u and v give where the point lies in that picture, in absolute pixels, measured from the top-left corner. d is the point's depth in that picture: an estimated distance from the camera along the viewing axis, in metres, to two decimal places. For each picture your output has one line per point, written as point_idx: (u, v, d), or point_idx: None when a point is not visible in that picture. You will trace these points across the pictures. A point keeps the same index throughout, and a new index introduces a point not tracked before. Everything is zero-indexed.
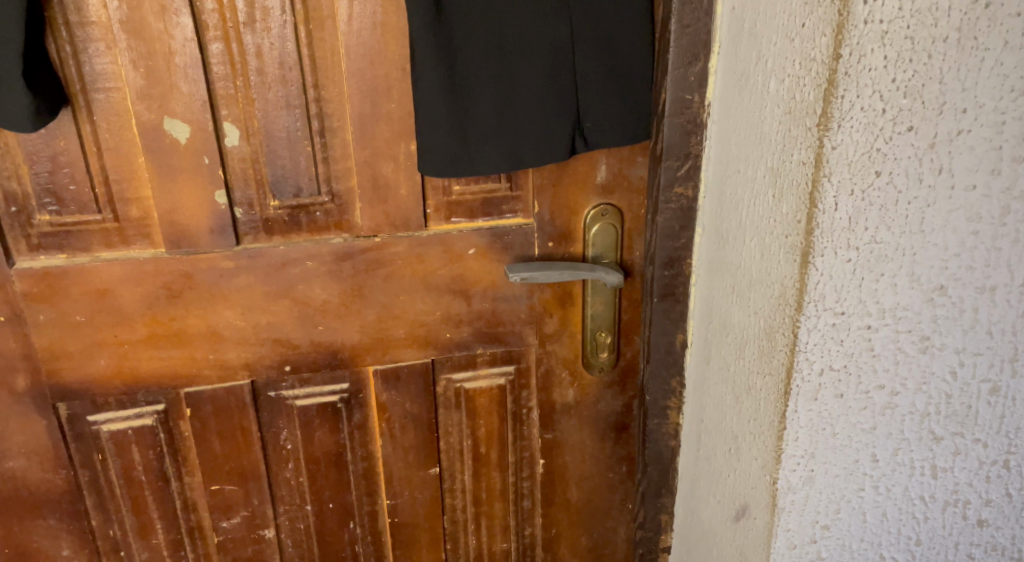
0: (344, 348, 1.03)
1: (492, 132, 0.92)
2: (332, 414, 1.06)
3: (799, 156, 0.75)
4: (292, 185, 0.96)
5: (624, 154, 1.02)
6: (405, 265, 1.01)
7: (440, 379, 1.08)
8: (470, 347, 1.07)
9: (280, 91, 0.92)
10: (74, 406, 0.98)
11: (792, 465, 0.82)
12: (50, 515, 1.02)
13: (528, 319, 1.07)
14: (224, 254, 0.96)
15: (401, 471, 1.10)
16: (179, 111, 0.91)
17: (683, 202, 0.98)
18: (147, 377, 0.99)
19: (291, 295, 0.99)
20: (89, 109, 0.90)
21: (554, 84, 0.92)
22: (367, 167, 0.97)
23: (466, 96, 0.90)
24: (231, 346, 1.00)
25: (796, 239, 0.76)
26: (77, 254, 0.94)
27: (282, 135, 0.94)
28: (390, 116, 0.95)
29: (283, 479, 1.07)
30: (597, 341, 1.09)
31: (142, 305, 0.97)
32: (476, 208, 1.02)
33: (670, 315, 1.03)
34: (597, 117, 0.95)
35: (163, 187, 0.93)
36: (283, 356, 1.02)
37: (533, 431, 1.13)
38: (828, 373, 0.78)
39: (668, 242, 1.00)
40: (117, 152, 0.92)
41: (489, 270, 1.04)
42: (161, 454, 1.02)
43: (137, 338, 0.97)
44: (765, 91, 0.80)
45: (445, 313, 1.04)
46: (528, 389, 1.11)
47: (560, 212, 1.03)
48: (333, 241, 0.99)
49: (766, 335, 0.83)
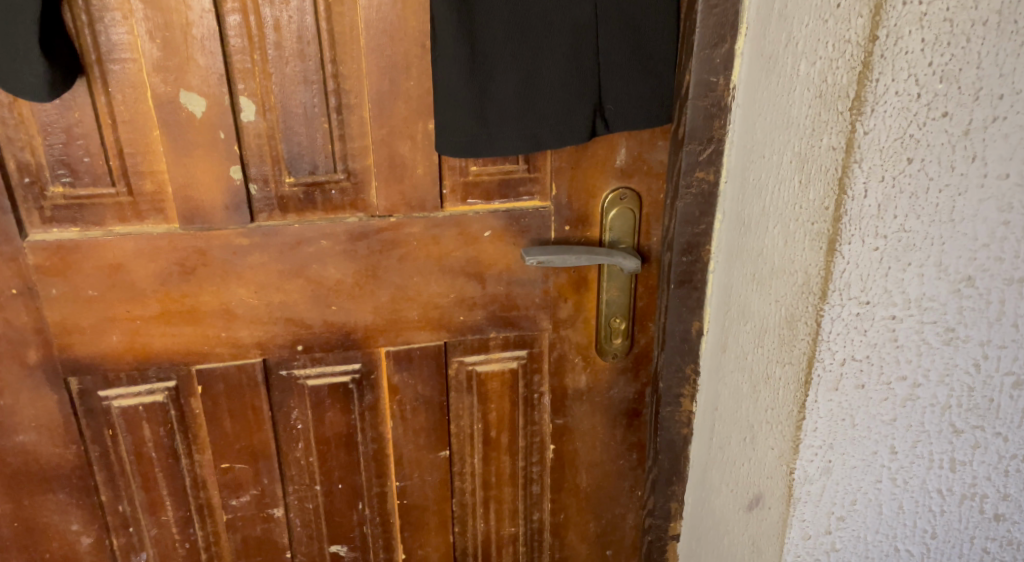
0: (357, 328, 1.02)
1: (512, 112, 0.90)
2: (344, 396, 1.05)
3: (829, 141, 0.73)
4: (308, 162, 0.95)
5: (645, 138, 1.00)
6: (420, 247, 1.00)
7: (453, 362, 1.07)
8: (484, 330, 1.06)
9: (298, 66, 0.91)
10: (85, 380, 0.98)
11: (810, 456, 0.81)
12: (60, 489, 1.02)
13: (542, 304, 1.06)
14: (239, 232, 0.95)
15: (411, 453, 1.10)
16: (195, 85, 0.90)
17: (704, 188, 0.97)
18: (158, 353, 0.98)
19: (305, 274, 0.98)
20: (104, 80, 0.89)
21: (577, 64, 0.91)
22: (385, 145, 0.96)
23: (487, 75, 0.89)
24: (244, 324, 0.99)
25: (822, 226, 0.75)
26: (90, 228, 0.93)
27: (299, 111, 0.93)
28: (408, 94, 0.94)
29: (293, 459, 1.07)
30: (611, 327, 1.08)
31: (154, 281, 0.96)
32: (493, 189, 1.00)
33: (686, 302, 1.02)
34: (619, 99, 0.93)
35: (177, 162, 0.92)
36: (295, 335, 1.01)
37: (544, 416, 1.12)
38: (850, 363, 0.77)
39: (687, 227, 0.98)
40: (132, 125, 0.90)
41: (505, 253, 1.03)
42: (172, 430, 1.02)
43: (149, 314, 0.97)
44: (795, 74, 0.78)
45: (459, 296, 1.03)
46: (540, 373, 1.10)
47: (578, 195, 1.02)
48: (348, 220, 0.98)
49: (787, 323, 0.81)
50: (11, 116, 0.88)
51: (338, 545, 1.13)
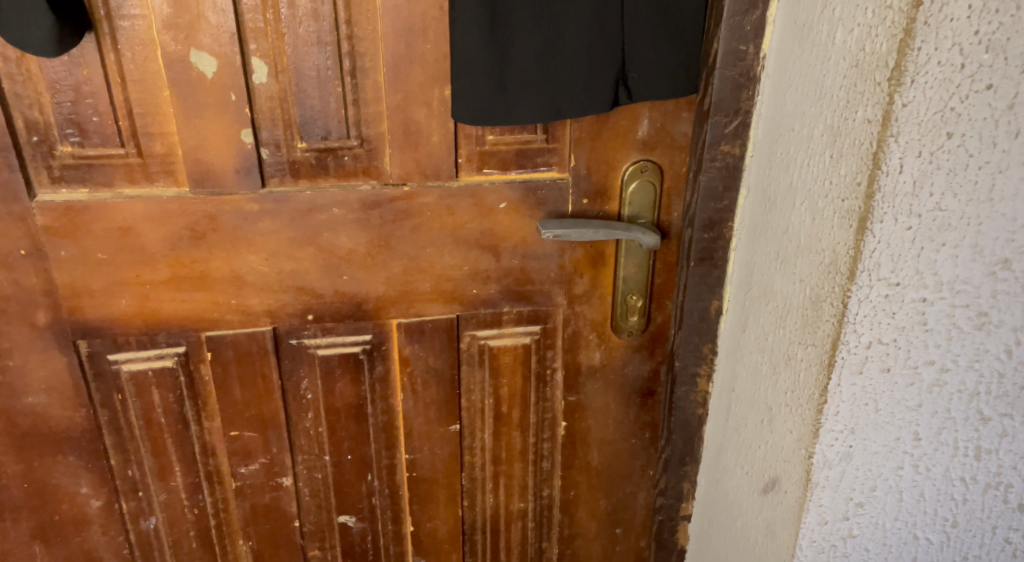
0: (369, 299, 1.01)
1: (531, 78, 0.88)
2: (354, 367, 1.04)
3: (864, 114, 0.70)
4: (321, 127, 0.92)
5: (668, 109, 0.97)
6: (434, 217, 0.98)
7: (465, 335, 1.06)
8: (497, 304, 1.05)
9: (312, 26, 0.88)
10: (94, 344, 0.96)
11: (829, 440, 0.79)
12: (70, 452, 1.01)
13: (557, 279, 1.05)
14: (249, 197, 0.93)
15: (421, 426, 1.10)
16: (205, 44, 0.87)
17: (729, 161, 0.93)
18: (168, 319, 0.97)
19: (317, 243, 0.96)
20: (113, 37, 0.86)
21: (600, 30, 0.87)
22: (399, 111, 0.93)
23: (507, 40, 0.86)
24: (254, 292, 0.97)
25: (853, 203, 0.72)
26: (99, 190, 0.91)
27: (312, 74, 0.90)
28: (424, 58, 0.91)
29: (302, 429, 1.06)
30: (627, 304, 1.07)
31: (165, 246, 0.93)
32: (510, 159, 0.98)
33: (706, 280, 1.00)
34: (642, 68, 0.90)
35: (188, 123, 0.90)
36: (306, 305, 0.99)
37: (556, 393, 1.12)
38: (876, 346, 0.75)
39: (710, 203, 0.96)
40: (142, 84, 0.88)
41: (521, 225, 1.00)
42: (181, 396, 1.01)
43: (159, 279, 0.95)
44: (830, 43, 0.75)
45: (472, 268, 1.02)
46: (553, 349, 1.09)
47: (597, 167, 0.99)
48: (361, 188, 0.95)
49: (812, 304, 0.79)
50: (19, 72, 0.86)
51: (347, 515, 1.12)
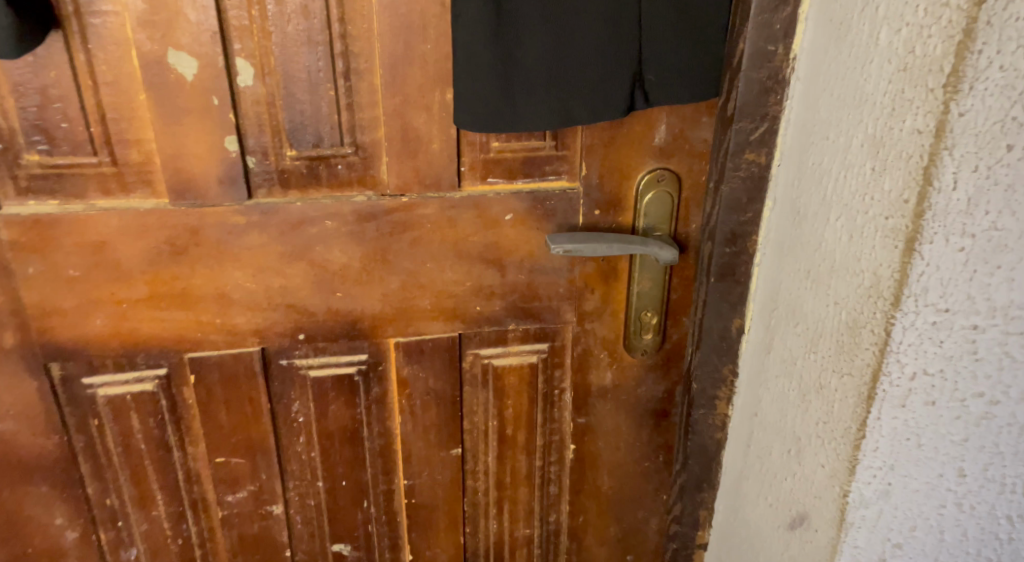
0: (364, 317, 0.94)
1: (540, 81, 0.81)
2: (349, 388, 0.98)
3: (914, 124, 0.63)
4: (312, 134, 0.85)
5: (688, 113, 0.90)
6: (435, 230, 0.91)
7: (467, 354, 0.99)
8: (502, 322, 0.98)
9: (301, 24, 0.81)
10: (68, 367, 0.89)
11: (867, 478, 0.73)
12: (43, 481, 0.94)
13: (566, 294, 0.98)
14: (234, 209, 0.86)
15: (420, 450, 1.03)
16: (184, 43, 0.80)
17: (754, 170, 0.86)
18: (147, 340, 0.90)
19: (308, 257, 0.89)
20: (83, 36, 0.79)
21: (615, 28, 0.81)
22: (397, 116, 0.86)
23: (514, 38, 0.79)
24: (240, 310, 0.90)
25: (899, 222, 0.66)
26: (70, 202, 0.84)
27: (302, 76, 0.83)
28: (424, 59, 0.84)
29: (294, 454, 1.00)
30: (641, 321, 1.00)
31: (142, 262, 0.86)
32: (516, 168, 0.91)
33: (728, 297, 0.93)
34: (661, 69, 0.84)
35: (166, 129, 0.83)
36: (296, 324, 0.92)
37: (565, 414, 1.05)
38: (922, 378, 0.68)
39: (732, 215, 0.89)
40: (116, 87, 0.81)
41: (528, 238, 0.93)
42: (163, 421, 0.94)
43: (137, 297, 0.88)
44: (872, 43, 0.68)
45: (475, 284, 0.95)
46: (561, 368, 1.03)
47: (610, 176, 0.92)
48: (356, 199, 0.88)
49: (849, 329, 0.72)
50: None
51: (341, 544, 1.05)
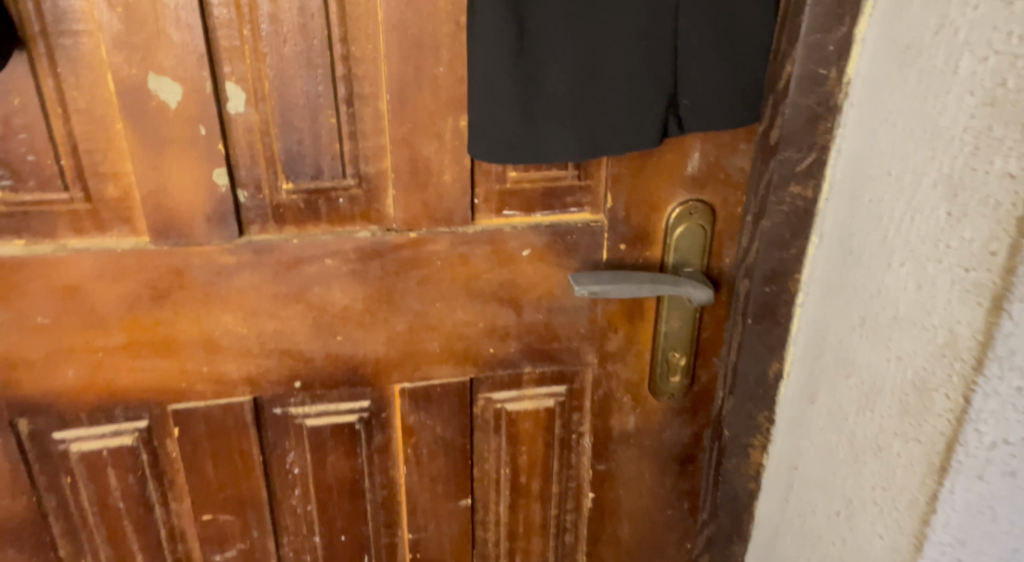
0: (367, 362, 0.85)
1: (565, 108, 0.72)
2: (349, 438, 0.89)
3: (1004, 167, 0.57)
4: (311, 165, 0.77)
5: (725, 140, 0.82)
6: (445, 267, 0.82)
7: (478, 399, 0.91)
8: (517, 365, 0.89)
9: (298, 45, 0.73)
10: (37, 421, 0.81)
11: (936, 555, 0.65)
12: (9, 545, 0.85)
13: (587, 334, 0.90)
14: (223, 248, 0.77)
15: (426, 502, 0.94)
16: (167, 67, 0.71)
17: (798, 205, 0.78)
18: (126, 392, 0.81)
19: (305, 299, 0.81)
20: (51, 59, 0.70)
21: (649, 49, 0.72)
22: (405, 145, 0.77)
23: (536, 60, 0.70)
24: (229, 357, 0.82)
25: (984, 276, 0.59)
26: (38, 241, 0.75)
27: (300, 102, 0.74)
28: (435, 83, 0.75)
29: (288, 508, 0.91)
30: (668, 363, 0.92)
31: (120, 306, 0.78)
32: (535, 199, 0.83)
33: (766, 340, 0.86)
34: (697, 93, 0.75)
35: (146, 161, 0.74)
36: (292, 371, 0.84)
37: (583, 460, 0.97)
38: (1002, 448, 0.60)
39: (774, 252, 0.81)
40: (89, 115, 0.72)
41: (546, 275, 0.85)
42: (143, 477, 0.85)
43: (114, 345, 0.79)
44: (949, 73, 0.60)
45: (488, 325, 0.86)
46: (580, 412, 0.94)
47: (638, 208, 0.84)
48: (359, 235, 0.80)
49: (918, 389, 0.65)
50: None
51: None
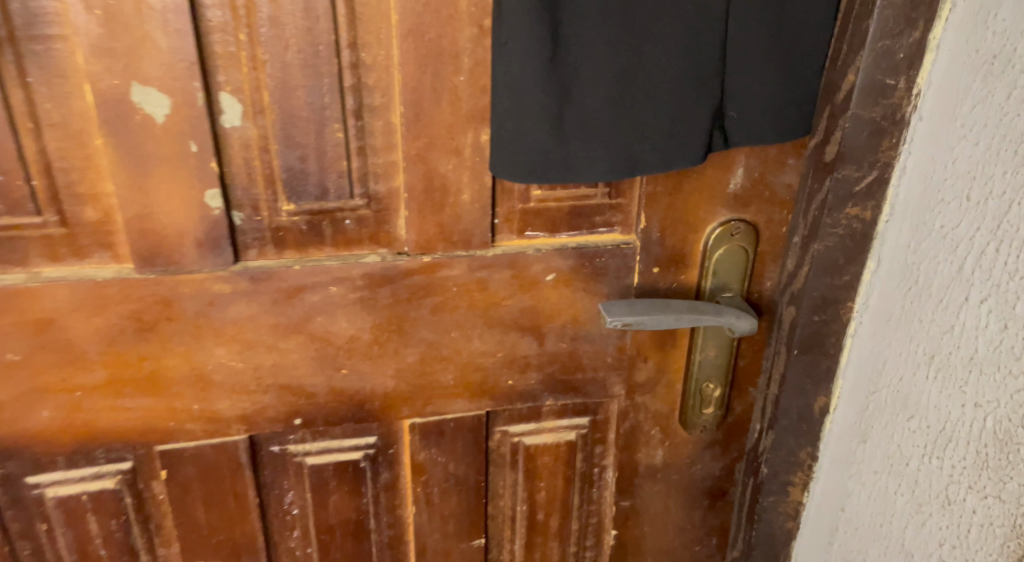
0: (374, 397, 0.77)
1: (601, 121, 0.65)
2: (353, 477, 0.81)
3: None
4: (315, 184, 0.69)
5: (771, 154, 0.75)
6: (462, 293, 0.75)
7: (495, 432, 0.83)
8: (538, 398, 0.81)
9: (302, 52, 0.65)
10: (8, 465, 0.73)
11: None
12: None
13: (614, 364, 0.82)
14: (216, 277, 0.69)
15: (437, 543, 0.86)
16: (153, 76, 0.63)
17: (855, 227, 0.72)
18: (107, 433, 0.73)
19: (307, 330, 0.73)
20: (20, 67, 0.62)
21: (695, 56, 0.65)
22: (420, 162, 0.70)
23: (571, 69, 0.63)
24: (222, 394, 0.74)
25: None
26: (8, 270, 0.67)
27: (304, 115, 0.67)
28: (455, 93, 0.68)
29: (286, 551, 0.83)
30: (701, 394, 0.85)
31: (100, 340, 0.70)
32: (561, 219, 0.75)
33: (812, 372, 0.79)
34: (745, 104, 0.68)
35: (129, 181, 0.66)
36: (292, 407, 0.76)
37: (605, 494, 0.89)
38: None
39: (825, 278, 0.74)
40: (64, 129, 0.64)
41: (571, 301, 0.77)
42: (127, 522, 0.77)
43: (94, 382, 0.71)
44: None
45: (508, 355, 0.78)
46: (603, 445, 0.87)
47: (674, 228, 0.76)
48: (368, 259, 0.72)
49: (1005, 431, 0.61)
50: None
51: None
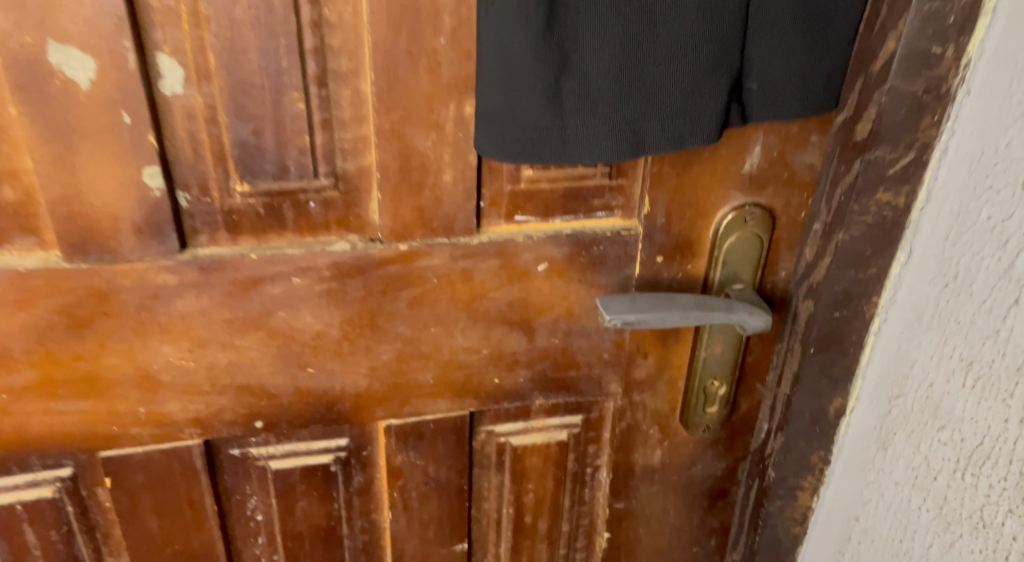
0: (345, 397, 0.69)
1: (604, 94, 0.56)
2: (322, 482, 0.73)
3: None
4: (273, 162, 0.60)
5: (793, 130, 0.66)
6: (443, 284, 0.66)
7: (479, 433, 0.75)
8: (527, 397, 0.74)
9: (253, 7, 0.55)
10: None
11: None
12: None
13: (611, 361, 0.74)
14: (159, 267, 0.61)
15: (414, 550, 0.79)
16: (74, 33, 0.54)
17: (885, 216, 0.64)
18: (40, 440, 0.65)
19: (267, 325, 0.65)
20: None
21: (713, 19, 0.56)
22: (394, 137, 0.61)
23: (570, 31, 0.54)
24: (172, 396, 0.66)
25: None
26: None
27: (258, 82, 0.58)
28: (433, 58, 0.59)
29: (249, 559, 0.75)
30: (706, 392, 0.76)
31: (27, 338, 0.61)
32: (556, 202, 0.66)
33: (829, 372, 0.71)
34: (768, 76, 0.59)
35: (53, 156, 0.57)
36: (251, 409, 0.68)
37: (598, 495, 0.82)
38: None
39: (848, 270, 0.66)
40: None
41: (566, 292, 0.69)
42: (70, 533, 0.69)
43: (23, 384, 0.63)
44: None
45: (494, 352, 0.70)
46: (597, 444, 0.79)
47: (681, 213, 0.68)
48: (336, 247, 0.63)
49: None
50: None
51: None
